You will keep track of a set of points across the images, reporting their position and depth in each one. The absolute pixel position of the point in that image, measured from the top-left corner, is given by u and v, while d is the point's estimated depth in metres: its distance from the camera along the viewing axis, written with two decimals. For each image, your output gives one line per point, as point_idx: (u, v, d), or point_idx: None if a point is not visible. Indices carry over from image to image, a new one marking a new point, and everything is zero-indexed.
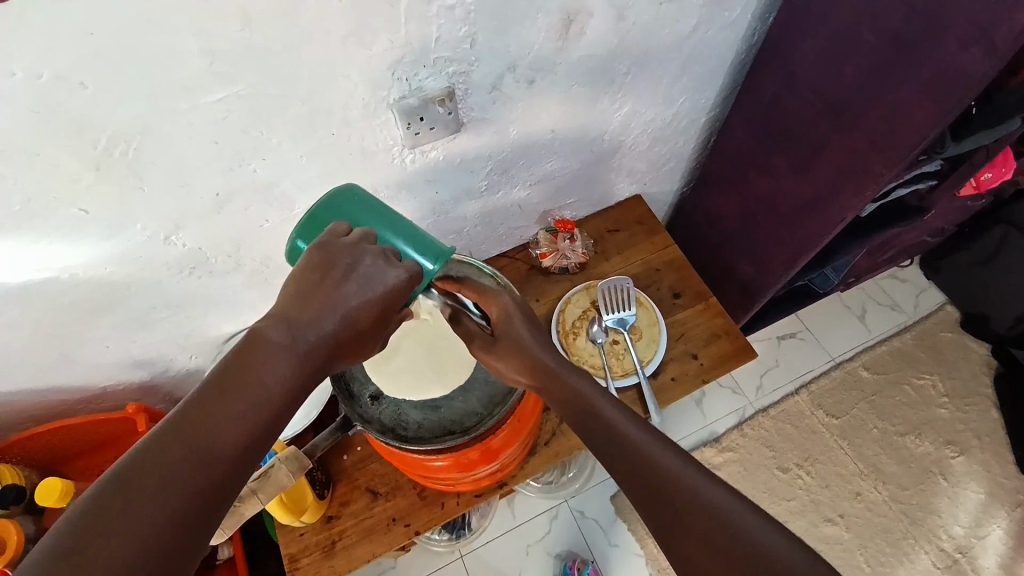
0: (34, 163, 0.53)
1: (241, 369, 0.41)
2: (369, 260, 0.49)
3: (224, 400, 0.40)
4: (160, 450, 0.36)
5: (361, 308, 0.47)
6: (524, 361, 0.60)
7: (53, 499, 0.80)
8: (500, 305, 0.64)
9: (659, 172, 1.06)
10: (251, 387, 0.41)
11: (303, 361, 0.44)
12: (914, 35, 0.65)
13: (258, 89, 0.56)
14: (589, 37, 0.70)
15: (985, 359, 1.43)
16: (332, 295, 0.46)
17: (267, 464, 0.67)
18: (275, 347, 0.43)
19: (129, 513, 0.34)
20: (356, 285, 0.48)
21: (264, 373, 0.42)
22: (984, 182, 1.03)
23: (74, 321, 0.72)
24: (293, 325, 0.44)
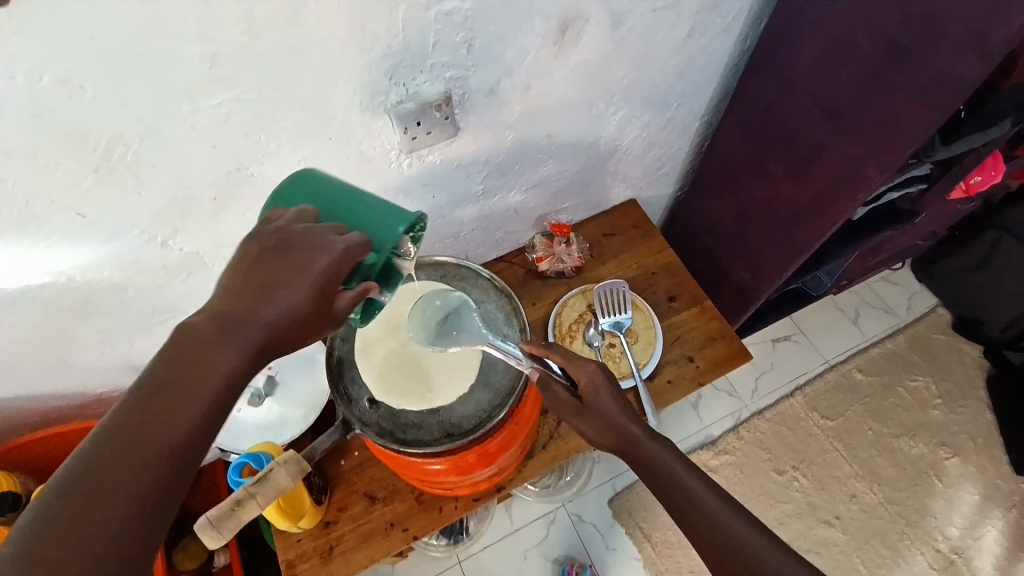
0: (33, 167, 0.53)
1: (178, 366, 0.41)
2: (306, 245, 0.46)
3: (161, 401, 0.40)
4: (98, 456, 0.37)
5: (303, 296, 0.45)
6: (612, 433, 0.62)
7: None
8: (590, 374, 0.64)
9: (654, 177, 1.07)
10: (188, 385, 0.40)
11: (247, 355, 0.43)
12: (908, 41, 0.66)
13: (258, 93, 0.56)
14: (585, 43, 0.71)
15: (977, 361, 1.44)
16: (269, 288, 0.45)
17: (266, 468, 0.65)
18: (211, 342, 0.42)
19: (81, 513, 0.35)
20: (292, 274, 0.45)
21: (202, 369, 0.41)
22: (974, 185, 1.04)
23: (71, 325, 0.72)
24: (230, 319, 0.43)
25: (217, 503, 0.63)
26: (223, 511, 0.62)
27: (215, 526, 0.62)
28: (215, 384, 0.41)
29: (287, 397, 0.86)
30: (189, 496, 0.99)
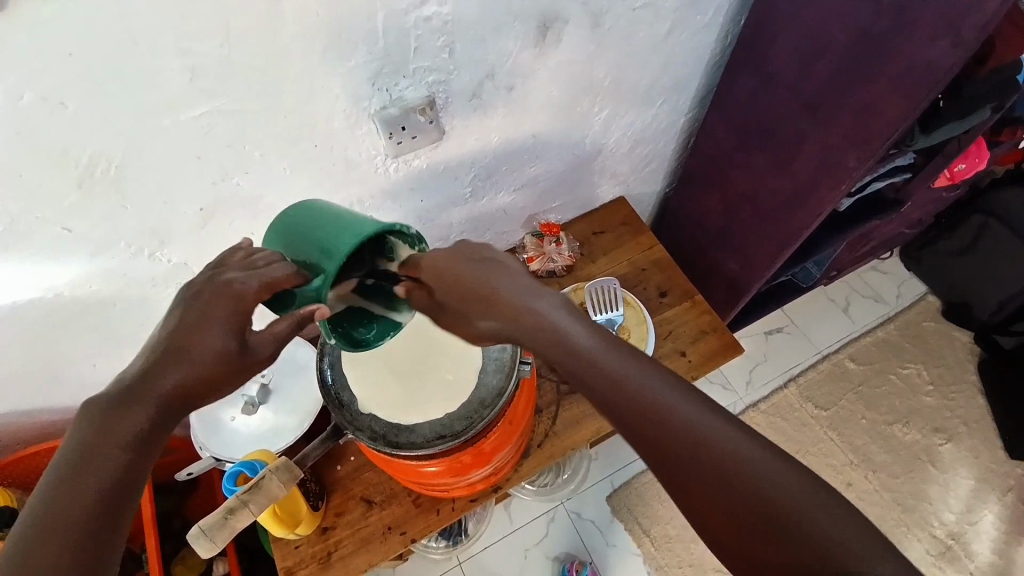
0: (16, 184, 0.52)
1: (85, 438, 0.39)
2: (218, 288, 0.47)
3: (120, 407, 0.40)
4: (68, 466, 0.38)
5: (214, 343, 0.45)
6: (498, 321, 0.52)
7: None
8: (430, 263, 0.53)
9: (641, 173, 1.08)
10: (144, 397, 0.41)
11: (161, 411, 0.42)
12: (884, 30, 0.67)
13: (239, 104, 0.56)
14: (566, 43, 0.71)
15: (968, 346, 1.45)
16: (183, 338, 0.44)
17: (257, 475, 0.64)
18: (160, 364, 0.43)
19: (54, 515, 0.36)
20: (199, 321, 0.45)
21: (156, 385, 0.42)
22: (958, 172, 1.05)
23: (59, 340, 0.72)
24: (172, 351, 0.44)
25: (206, 514, 0.61)
26: (215, 519, 0.61)
27: (207, 535, 0.60)
28: (125, 441, 0.40)
29: (282, 405, 0.86)
30: (187, 507, 0.99)
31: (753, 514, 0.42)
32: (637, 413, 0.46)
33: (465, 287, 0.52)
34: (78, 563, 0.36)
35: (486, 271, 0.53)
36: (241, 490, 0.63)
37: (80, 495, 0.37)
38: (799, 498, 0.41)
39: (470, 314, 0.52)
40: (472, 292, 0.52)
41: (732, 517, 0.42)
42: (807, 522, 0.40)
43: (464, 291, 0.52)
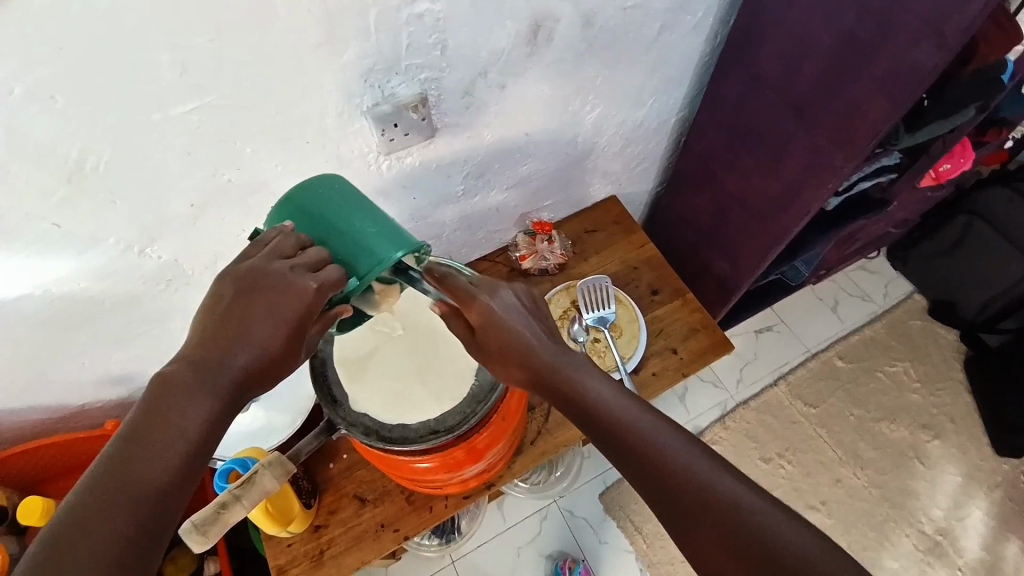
0: (6, 178, 0.52)
1: (158, 410, 0.41)
2: (286, 280, 0.47)
3: (190, 386, 0.43)
4: (137, 437, 0.40)
5: (279, 338, 0.46)
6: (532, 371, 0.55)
7: (36, 518, 0.77)
8: (481, 308, 0.57)
9: (632, 173, 1.09)
10: (212, 378, 0.43)
11: (221, 399, 0.44)
12: (867, 34, 0.68)
13: (230, 100, 0.56)
14: (557, 42, 0.72)
15: (955, 344, 1.47)
16: (246, 329, 0.45)
17: (249, 473, 0.62)
18: (228, 346, 0.45)
19: (120, 482, 0.38)
20: (264, 314, 0.46)
21: (222, 367, 0.44)
22: (944, 172, 1.07)
23: (48, 338, 0.71)
24: (238, 334, 0.45)
25: (198, 510, 0.58)
26: (207, 513, 0.57)
27: (199, 528, 0.56)
28: (192, 422, 0.42)
29: (273, 404, 0.86)
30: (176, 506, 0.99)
31: (739, 539, 0.44)
32: (632, 444, 0.50)
33: (484, 323, 0.56)
34: (140, 531, 0.38)
35: (504, 308, 0.57)
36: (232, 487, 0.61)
37: (152, 465, 0.40)
38: (783, 522, 0.44)
39: (508, 362, 0.56)
40: (489, 325, 0.56)
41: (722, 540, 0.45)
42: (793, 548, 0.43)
43: (482, 326, 0.57)
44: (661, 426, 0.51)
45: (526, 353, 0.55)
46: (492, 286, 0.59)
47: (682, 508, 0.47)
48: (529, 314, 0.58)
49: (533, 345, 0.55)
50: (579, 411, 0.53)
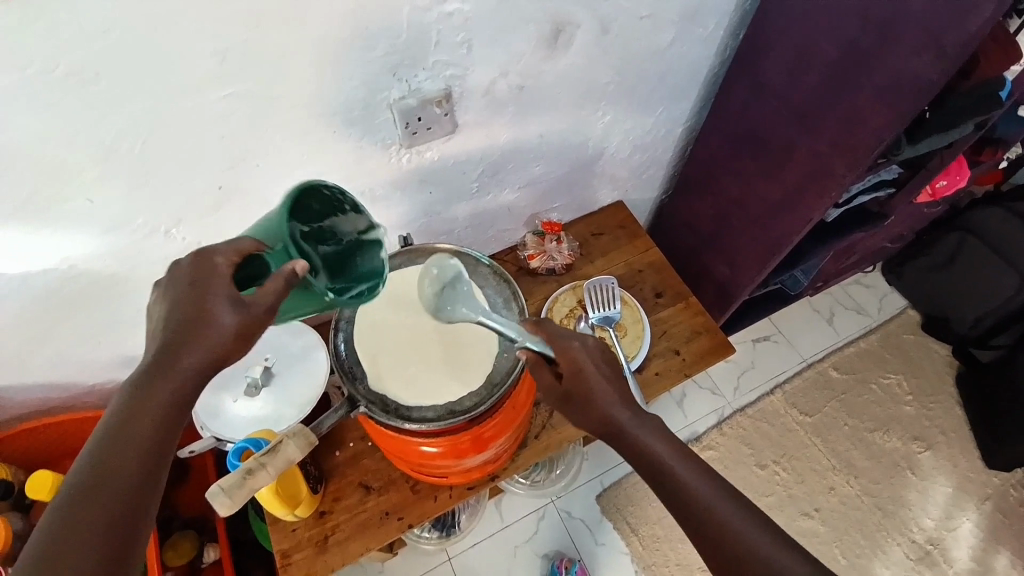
0: (43, 152, 0.54)
1: (126, 409, 0.44)
2: (217, 272, 0.48)
3: (152, 383, 0.44)
4: (109, 437, 0.43)
5: (228, 322, 0.46)
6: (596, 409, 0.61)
7: (46, 492, 0.80)
8: (572, 351, 0.63)
9: (639, 179, 1.12)
10: (171, 372, 0.45)
11: (191, 387, 0.46)
12: (869, 44, 0.71)
13: (264, 87, 0.58)
14: (576, 47, 0.75)
15: (947, 359, 1.51)
16: (194, 321, 0.46)
17: (275, 440, 0.66)
18: (180, 339, 0.45)
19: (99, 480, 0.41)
20: (207, 303, 0.46)
21: (179, 359, 0.45)
22: (940, 189, 1.11)
23: (67, 316, 0.73)
24: (189, 326, 0.46)
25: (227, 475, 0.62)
26: (233, 478, 0.61)
27: (224, 492, 0.60)
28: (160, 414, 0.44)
29: (281, 391, 0.87)
30: (178, 491, 0.99)
31: (727, 547, 0.52)
32: (647, 461, 0.58)
33: (572, 371, 0.62)
34: (128, 517, 0.41)
35: (587, 352, 0.63)
36: (260, 453, 0.65)
37: (126, 460, 0.42)
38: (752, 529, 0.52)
39: (582, 403, 0.61)
40: (577, 376, 0.61)
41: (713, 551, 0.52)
42: (779, 566, 0.50)
43: (569, 375, 0.62)
44: (675, 452, 0.58)
45: (604, 408, 0.60)
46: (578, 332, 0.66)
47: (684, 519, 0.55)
48: (611, 374, 0.63)
49: (607, 399, 0.61)
50: (630, 450, 0.60)
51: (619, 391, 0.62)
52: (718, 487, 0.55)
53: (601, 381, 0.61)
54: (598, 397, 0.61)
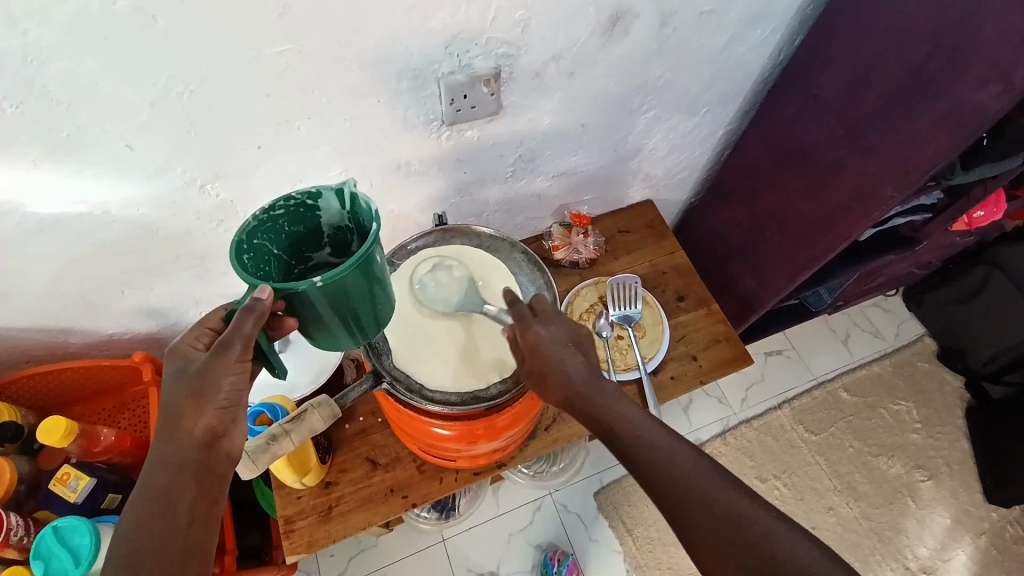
0: (90, 93, 0.53)
1: (153, 478, 0.48)
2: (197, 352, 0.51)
3: (168, 454, 0.49)
4: (143, 504, 0.48)
5: (227, 381, 0.49)
6: (557, 387, 0.58)
7: (59, 434, 0.80)
8: (533, 335, 0.60)
9: (673, 180, 1.10)
10: (181, 439, 0.49)
11: (205, 447, 0.50)
12: (937, 67, 0.68)
13: (318, 47, 0.57)
14: (632, 36, 0.73)
15: (959, 391, 1.49)
16: (181, 406, 0.49)
17: (300, 408, 0.66)
18: (185, 411, 0.49)
19: (144, 538, 0.47)
20: (188, 389, 0.49)
21: (187, 428, 0.49)
22: (977, 219, 1.08)
23: (93, 262, 0.72)
24: (197, 395, 0.49)
25: (253, 440, 0.63)
26: (258, 444, 0.61)
27: (251, 455, 0.60)
28: (182, 474, 0.49)
29: (298, 358, 0.89)
30: None
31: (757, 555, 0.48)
32: None
33: (533, 346, 0.59)
34: (186, 557, 0.48)
35: (554, 336, 0.60)
36: (283, 419, 0.65)
37: (165, 516, 0.48)
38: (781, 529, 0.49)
39: (544, 382, 0.59)
40: (536, 349, 0.59)
41: (716, 543, 0.49)
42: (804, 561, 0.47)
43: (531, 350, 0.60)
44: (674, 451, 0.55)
45: (565, 383, 0.58)
46: (551, 316, 0.63)
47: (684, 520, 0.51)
48: (576, 350, 0.60)
49: (571, 376, 0.58)
50: (595, 423, 0.57)
51: (586, 370, 0.59)
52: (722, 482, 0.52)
53: (563, 361, 0.59)
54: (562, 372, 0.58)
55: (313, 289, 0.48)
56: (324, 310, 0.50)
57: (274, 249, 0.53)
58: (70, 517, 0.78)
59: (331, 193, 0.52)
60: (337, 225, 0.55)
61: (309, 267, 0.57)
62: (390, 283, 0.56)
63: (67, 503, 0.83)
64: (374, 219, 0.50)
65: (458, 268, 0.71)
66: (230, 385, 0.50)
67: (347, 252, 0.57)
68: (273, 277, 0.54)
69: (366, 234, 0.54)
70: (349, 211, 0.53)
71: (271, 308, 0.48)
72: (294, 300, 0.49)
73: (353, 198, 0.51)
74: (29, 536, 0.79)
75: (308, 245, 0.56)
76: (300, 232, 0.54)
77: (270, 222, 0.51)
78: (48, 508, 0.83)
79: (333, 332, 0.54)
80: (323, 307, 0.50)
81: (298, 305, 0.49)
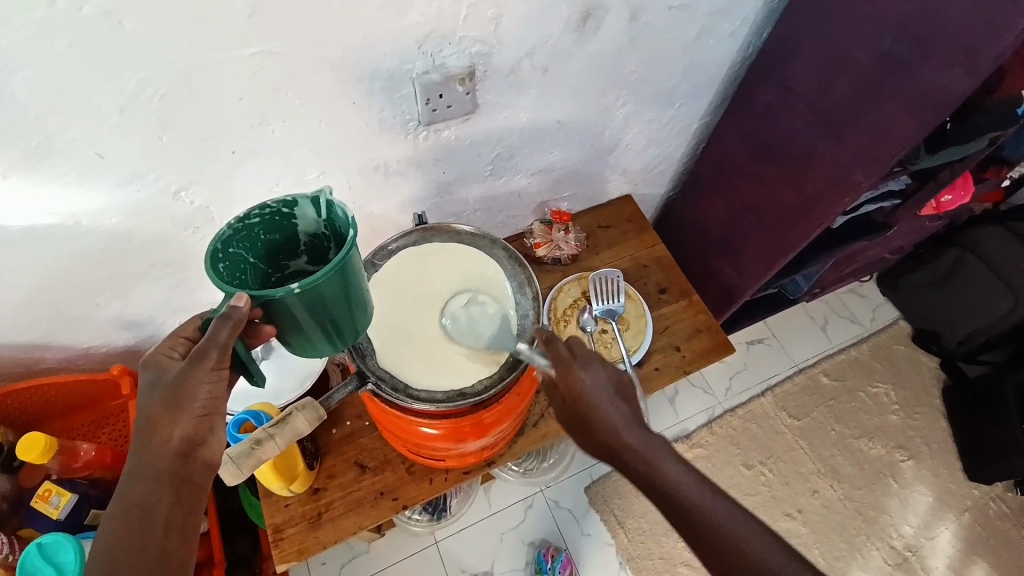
0: (57, 100, 0.52)
1: (129, 489, 0.48)
2: (171, 363, 0.50)
3: (144, 464, 0.48)
4: (119, 514, 0.47)
5: (204, 389, 0.49)
6: (599, 439, 0.59)
7: (36, 452, 0.78)
8: (575, 383, 0.60)
9: (651, 174, 1.11)
10: (158, 449, 0.48)
11: (181, 456, 0.49)
12: (903, 54, 0.70)
13: (291, 49, 0.57)
14: (604, 32, 0.74)
15: (934, 372, 1.53)
16: (156, 418, 0.48)
17: (283, 412, 0.64)
18: (161, 419, 0.48)
19: (120, 548, 0.46)
20: (162, 399, 0.48)
21: (164, 436, 0.48)
22: (944, 203, 1.11)
23: (67, 275, 0.71)
24: (173, 403, 0.48)
25: (235, 446, 0.61)
26: (241, 449, 0.60)
27: (234, 460, 0.59)
28: (160, 484, 0.48)
29: (282, 365, 0.88)
30: None
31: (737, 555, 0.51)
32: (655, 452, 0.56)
33: (578, 397, 0.60)
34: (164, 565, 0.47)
35: (595, 384, 0.60)
36: (267, 424, 0.63)
37: (142, 525, 0.47)
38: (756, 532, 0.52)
39: (586, 431, 0.60)
40: (579, 399, 0.60)
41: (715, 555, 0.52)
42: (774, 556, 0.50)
43: (573, 399, 0.60)
44: (690, 477, 0.56)
45: (607, 433, 0.58)
46: (589, 359, 0.62)
47: (704, 547, 0.53)
48: (616, 396, 0.60)
49: (614, 425, 0.59)
50: (634, 474, 0.57)
51: (626, 420, 0.59)
52: (738, 512, 0.54)
53: (604, 410, 0.59)
54: (603, 424, 0.59)
55: (291, 296, 0.47)
56: (301, 316, 0.50)
57: (250, 258, 0.53)
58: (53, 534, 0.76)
59: (306, 201, 0.51)
60: (313, 233, 0.54)
61: (286, 275, 0.57)
62: (368, 288, 0.56)
63: (48, 521, 0.81)
64: (350, 224, 0.49)
65: (491, 305, 0.71)
66: (207, 393, 0.49)
67: (323, 259, 0.56)
68: (250, 286, 0.54)
69: (342, 240, 0.53)
70: (325, 219, 0.52)
71: (248, 315, 0.47)
72: (271, 307, 0.48)
73: (329, 206, 0.51)
74: (14, 553, 0.79)
75: (284, 254, 0.56)
76: (276, 240, 0.54)
77: (245, 231, 0.51)
78: (30, 526, 0.82)
79: (311, 339, 0.54)
80: (300, 313, 0.50)
81: (275, 312, 0.49)
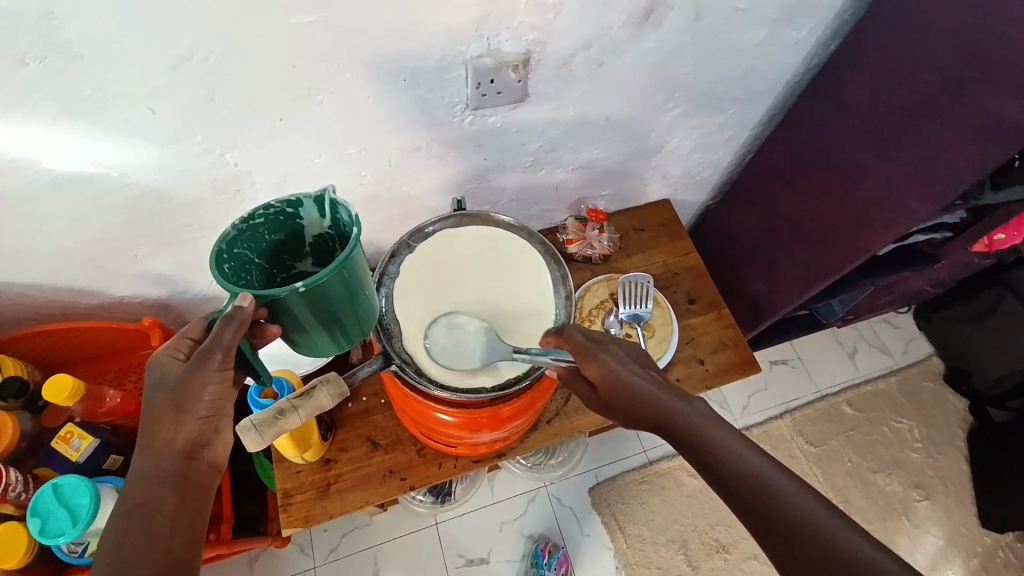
0: (111, 53, 0.52)
1: (139, 479, 0.48)
2: (176, 362, 0.50)
3: (153, 457, 0.49)
4: (128, 504, 0.47)
5: (210, 390, 0.49)
6: (640, 417, 0.54)
7: (63, 396, 0.80)
8: (600, 364, 0.57)
9: (691, 181, 1.09)
10: (167, 444, 0.49)
11: (183, 454, 0.49)
12: (967, 78, 0.67)
13: (343, 20, 0.56)
14: (665, 28, 0.71)
15: (962, 413, 1.48)
16: (164, 405, 0.48)
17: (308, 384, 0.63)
18: (170, 415, 0.49)
19: (130, 535, 0.46)
20: (167, 396, 0.48)
21: (173, 433, 0.49)
22: (997, 241, 1.06)
23: (104, 227, 0.72)
24: (181, 402, 0.49)
25: (259, 413, 0.60)
26: (265, 417, 0.58)
27: (257, 429, 0.57)
28: (169, 477, 0.49)
29: None
30: None
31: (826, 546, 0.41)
32: None
33: (601, 377, 0.57)
34: (179, 551, 0.47)
35: (618, 359, 0.58)
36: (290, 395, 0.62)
37: (152, 514, 0.47)
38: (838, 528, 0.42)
39: (625, 407, 0.56)
40: (608, 381, 0.56)
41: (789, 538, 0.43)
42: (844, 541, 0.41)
43: (602, 380, 0.57)
44: None
45: (646, 402, 0.54)
46: (605, 342, 0.61)
47: None
48: (642, 368, 0.58)
49: (650, 392, 0.55)
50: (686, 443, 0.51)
51: (659, 385, 0.56)
52: None
53: (633, 380, 0.56)
54: (650, 400, 0.54)
55: (294, 294, 0.47)
56: (303, 313, 0.50)
57: (255, 258, 0.53)
58: (70, 476, 0.79)
59: (311, 201, 0.51)
60: (318, 236, 0.54)
61: (291, 276, 0.57)
62: (372, 289, 0.56)
63: (67, 462, 0.84)
64: (354, 223, 0.49)
65: (467, 322, 0.69)
66: (211, 394, 0.50)
67: (329, 260, 0.56)
68: (255, 285, 0.54)
69: (347, 240, 0.53)
70: (329, 221, 0.53)
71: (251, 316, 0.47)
72: (275, 306, 0.48)
73: (332, 205, 0.51)
74: (27, 492, 0.81)
75: (290, 254, 0.56)
76: (279, 240, 0.54)
77: (250, 231, 0.51)
78: (48, 466, 0.85)
79: (313, 337, 0.54)
80: (302, 311, 0.50)
81: (277, 310, 0.49)
